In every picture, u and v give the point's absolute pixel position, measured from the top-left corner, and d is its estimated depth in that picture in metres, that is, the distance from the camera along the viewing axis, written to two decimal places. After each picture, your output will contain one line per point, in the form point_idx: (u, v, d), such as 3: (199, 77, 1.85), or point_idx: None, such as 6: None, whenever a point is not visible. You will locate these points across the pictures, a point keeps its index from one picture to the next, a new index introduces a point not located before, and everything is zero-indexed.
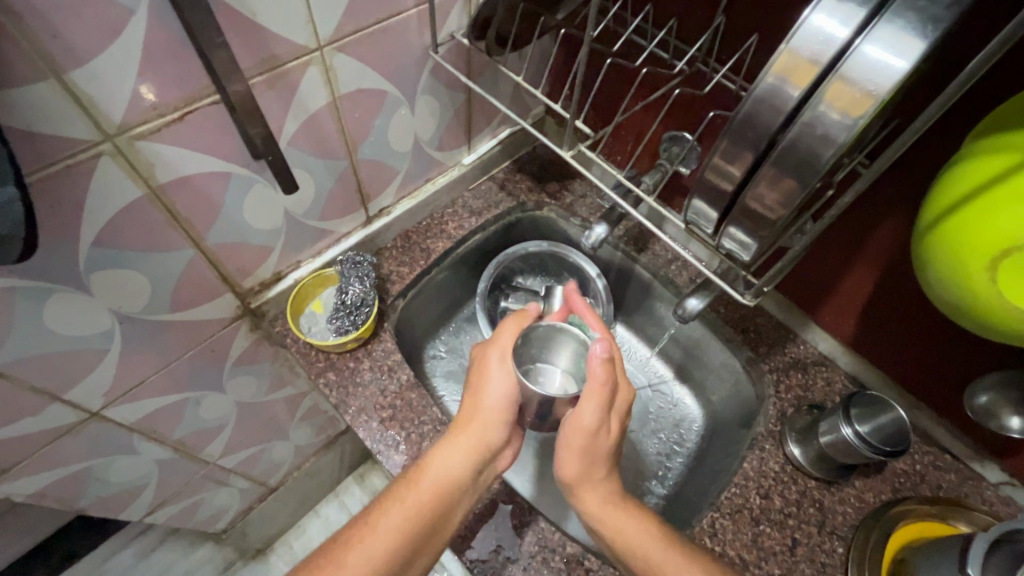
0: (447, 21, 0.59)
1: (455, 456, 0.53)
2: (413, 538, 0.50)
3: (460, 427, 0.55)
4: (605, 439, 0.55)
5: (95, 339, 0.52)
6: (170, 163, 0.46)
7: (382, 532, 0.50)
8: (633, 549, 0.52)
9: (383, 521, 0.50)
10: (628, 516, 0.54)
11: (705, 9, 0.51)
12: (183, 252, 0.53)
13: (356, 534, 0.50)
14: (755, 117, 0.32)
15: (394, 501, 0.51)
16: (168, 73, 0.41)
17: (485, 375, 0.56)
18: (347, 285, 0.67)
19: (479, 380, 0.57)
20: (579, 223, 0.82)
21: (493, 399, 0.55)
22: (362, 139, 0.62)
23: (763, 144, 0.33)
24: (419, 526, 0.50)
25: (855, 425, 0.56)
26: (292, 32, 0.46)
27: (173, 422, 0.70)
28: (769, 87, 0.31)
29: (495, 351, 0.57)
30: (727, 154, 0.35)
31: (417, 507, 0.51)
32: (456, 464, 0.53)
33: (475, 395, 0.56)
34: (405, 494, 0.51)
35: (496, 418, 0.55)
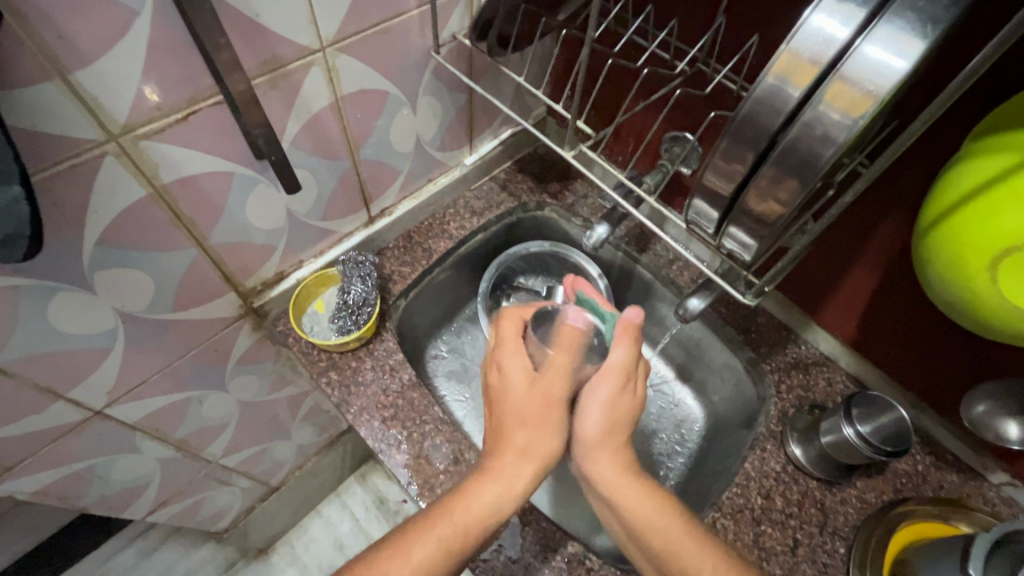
0: (449, 22, 0.59)
1: (499, 491, 0.50)
2: (447, 570, 0.47)
3: (504, 460, 0.52)
4: (630, 397, 0.56)
5: (99, 338, 0.52)
6: (173, 163, 0.46)
7: (417, 566, 0.46)
8: (650, 523, 0.50)
9: (418, 555, 0.47)
10: (644, 492, 0.52)
11: (706, 10, 0.52)
12: (186, 252, 0.53)
13: (384, 561, 0.47)
14: (755, 117, 0.32)
15: (434, 532, 0.48)
16: (172, 74, 0.41)
17: (542, 409, 0.54)
18: (350, 286, 0.68)
19: (535, 413, 0.54)
20: (580, 223, 0.82)
21: (551, 433, 0.54)
22: (363, 140, 0.62)
23: (763, 144, 0.33)
24: (454, 559, 0.48)
25: (856, 425, 0.56)
26: (294, 33, 0.46)
27: (175, 421, 0.70)
28: (770, 87, 0.31)
29: (558, 381, 0.55)
30: (728, 154, 0.35)
31: (455, 540, 0.48)
32: (500, 501, 0.50)
33: (530, 427, 0.53)
34: (440, 525, 0.48)
35: (544, 453, 0.53)
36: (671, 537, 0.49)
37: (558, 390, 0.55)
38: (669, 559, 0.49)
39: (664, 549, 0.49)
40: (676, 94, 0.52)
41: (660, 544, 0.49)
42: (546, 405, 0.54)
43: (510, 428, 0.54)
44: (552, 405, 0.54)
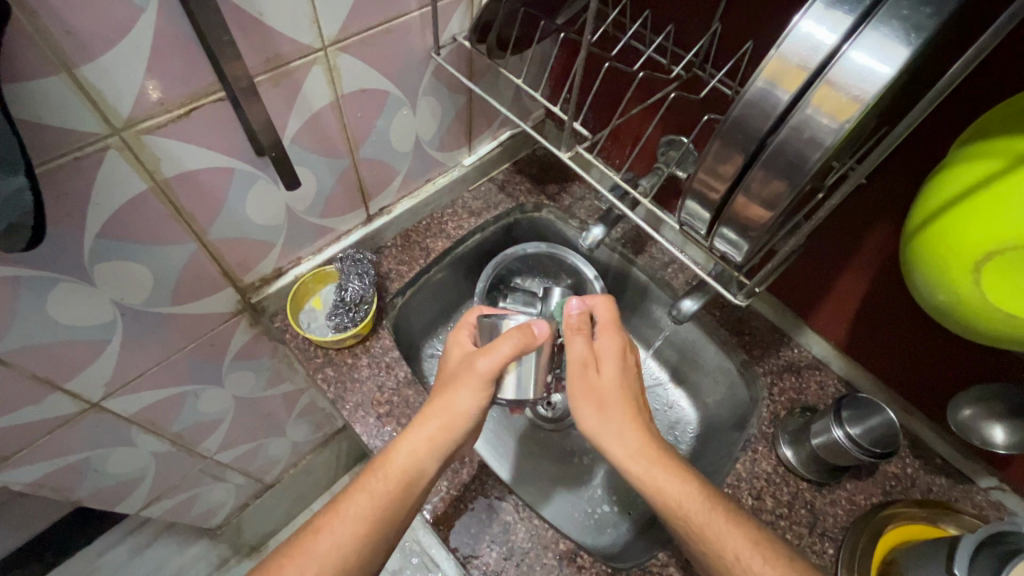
0: (450, 24, 0.60)
1: (420, 446, 0.52)
2: (381, 527, 0.49)
3: (420, 420, 0.53)
4: (627, 373, 0.57)
5: (98, 330, 0.53)
6: (174, 159, 0.47)
7: (353, 522, 0.48)
8: (715, 542, 0.48)
9: (353, 510, 0.49)
10: (670, 474, 0.50)
11: (702, 15, 0.52)
12: (186, 246, 0.54)
13: (321, 523, 0.49)
14: (745, 119, 0.33)
15: (360, 490, 0.50)
16: (175, 71, 0.42)
17: (466, 380, 0.54)
18: (347, 283, 0.68)
19: (458, 380, 0.54)
20: (577, 225, 0.83)
21: (463, 403, 0.53)
22: (363, 139, 0.63)
23: (754, 146, 0.33)
24: (386, 515, 0.49)
25: (846, 427, 0.56)
26: (297, 33, 0.47)
27: (171, 415, 0.70)
28: (758, 93, 0.32)
29: (484, 360, 0.54)
30: (722, 153, 0.35)
31: (385, 493, 0.50)
32: (420, 454, 0.52)
33: (444, 398, 0.53)
34: (371, 483, 0.50)
35: (457, 421, 0.53)
36: (692, 512, 0.49)
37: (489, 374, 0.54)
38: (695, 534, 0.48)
39: (692, 529, 0.48)
40: (671, 97, 0.53)
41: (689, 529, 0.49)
42: (467, 377, 0.54)
43: (433, 395, 0.55)
44: (466, 389, 0.53)
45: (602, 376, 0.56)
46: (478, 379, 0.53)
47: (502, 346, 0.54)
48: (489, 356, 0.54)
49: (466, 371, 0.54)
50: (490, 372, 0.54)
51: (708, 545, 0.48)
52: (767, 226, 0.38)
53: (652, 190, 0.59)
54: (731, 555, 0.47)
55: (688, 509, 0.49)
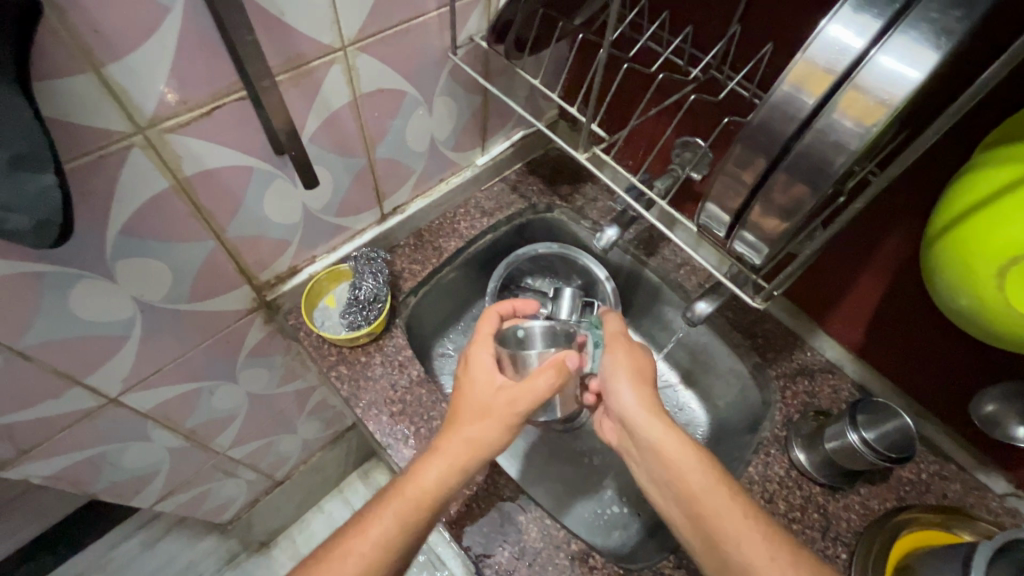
0: (467, 24, 0.60)
1: (443, 471, 0.51)
2: (408, 542, 0.50)
3: (447, 447, 0.52)
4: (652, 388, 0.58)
5: (118, 325, 0.53)
6: (195, 157, 0.47)
7: (381, 541, 0.49)
8: (720, 523, 0.48)
9: (382, 532, 0.50)
10: (680, 453, 0.52)
11: (722, 17, 0.52)
12: (204, 243, 0.54)
13: (345, 542, 0.50)
14: (769, 123, 0.33)
15: (383, 512, 0.50)
16: (198, 70, 0.42)
17: (501, 415, 0.53)
18: (361, 281, 0.69)
19: (490, 413, 0.53)
20: (589, 225, 0.83)
21: (491, 434, 0.52)
22: (379, 138, 0.63)
23: (777, 149, 0.33)
24: (412, 530, 0.50)
25: (861, 430, 0.56)
26: (317, 33, 0.48)
27: (186, 411, 0.71)
28: (782, 97, 0.32)
29: (523, 403, 0.53)
30: (746, 157, 0.35)
31: (411, 514, 0.50)
32: (448, 478, 0.51)
33: (471, 428, 0.52)
34: (397, 504, 0.51)
35: (485, 450, 0.52)
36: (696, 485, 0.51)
37: (522, 406, 0.53)
38: (697, 506, 0.50)
39: (692, 495, 0.50)
40: (690, 99, 0.53)
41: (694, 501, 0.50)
42: (502, 413, 0.53)
43: (455, 421, 0.53)
44: (501, 425, 0.52)
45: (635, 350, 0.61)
46: (515, 417, 0.53)
47: (538, 382, 0.54)
48: (530, 397, 0.53)
49: (500, 406, 0.53)
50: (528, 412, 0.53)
51: (711, 521, 0.49)
52: (788, 230, 0.38)
53: (667, 192, 0.59)
54: (733, 519, 0.48)
55: (690, 478, 0.51)
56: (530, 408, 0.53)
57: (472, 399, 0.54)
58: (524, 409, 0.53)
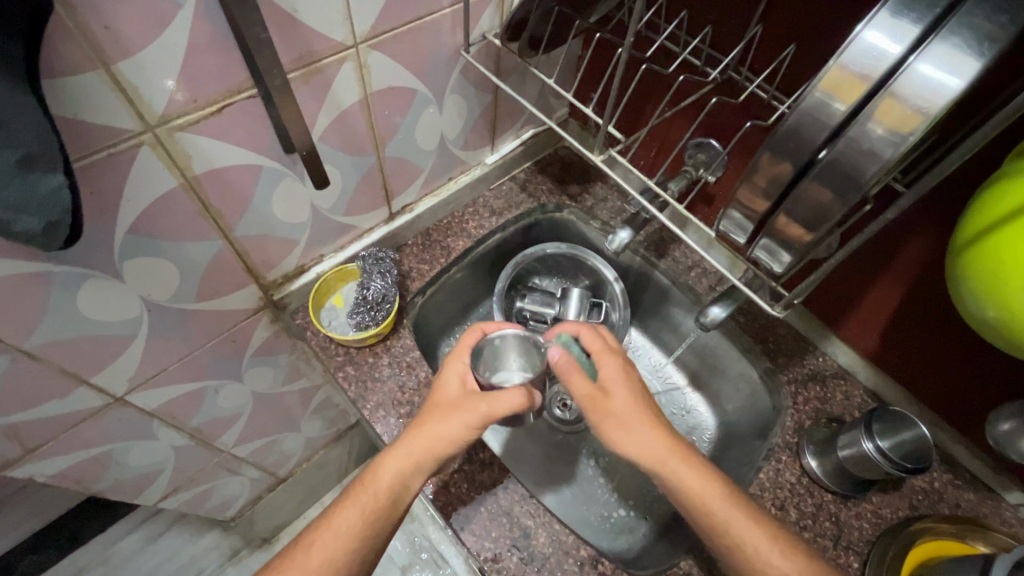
0: (480, 21, 0.59)
1: (404, 463, 0.53)
2: (370, 536, 0.51)
3: (409, 441, 0.54)
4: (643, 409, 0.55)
5: (125, 325, 0.53)
6: (206, 156, 0.46)
7: (342, 532, 0.50)
8: (737, 540, 0.49)
9: (342, 523, 0.51)
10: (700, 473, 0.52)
11: (742, 16, 0.51)
12: (212, 242, 0.54)
13: (315, 533, 0.51)
14: (799, 130, 0.32)
15: (351, 503, 0.52)
16: (210, 68, 0.41)
17: (463, 414, 0.54)
18: (370, 281, 0.69)
19: (452, 410, 0.55)
20: (599, 226, 0.81)
21: (447, 430, 0.54)
22: (389, 136, 0.62)
23: (805, 158, 0.32)
24: (375, 526, 0.51)
25: (876, 440, 0.55)
26: (330, 30, 0.46)
27: (191, 409, 0.70)
28: (812, 104, 0.31)
29: (482, 408, 0.54)
30: (772, 164, 0.34)
31: (373, 507, 0.52)
32: (407, 471, 0.52)
33: (430, 424, 0.54)
34: (361, 495, 0.52)
35: (444, 448, 0.54)
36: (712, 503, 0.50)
37: (478, 409, 0.54)
38: (725, 534, 0.49)
39: (720, 524, 0.50)
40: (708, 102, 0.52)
41: (716, 518, 0.50)
42: (465, 412, 0.54)
43: (421, 418, 0.55)
44: (461, 423, 0.54)
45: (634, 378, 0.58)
46: (478, 417, 0.54)
47: (505, 397, 0.55)
48: (496, 403, 0.55)
49: (462, 408, 0.55)
50: (490, 416, 0.55)
51: (732, 542, 0.49)
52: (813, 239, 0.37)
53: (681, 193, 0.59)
54: (760, 545, 0.49)
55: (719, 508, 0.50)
56: (487, 411, 0.54)
57: (436, 398, 0.57)
58: (479, 412, 0.54)
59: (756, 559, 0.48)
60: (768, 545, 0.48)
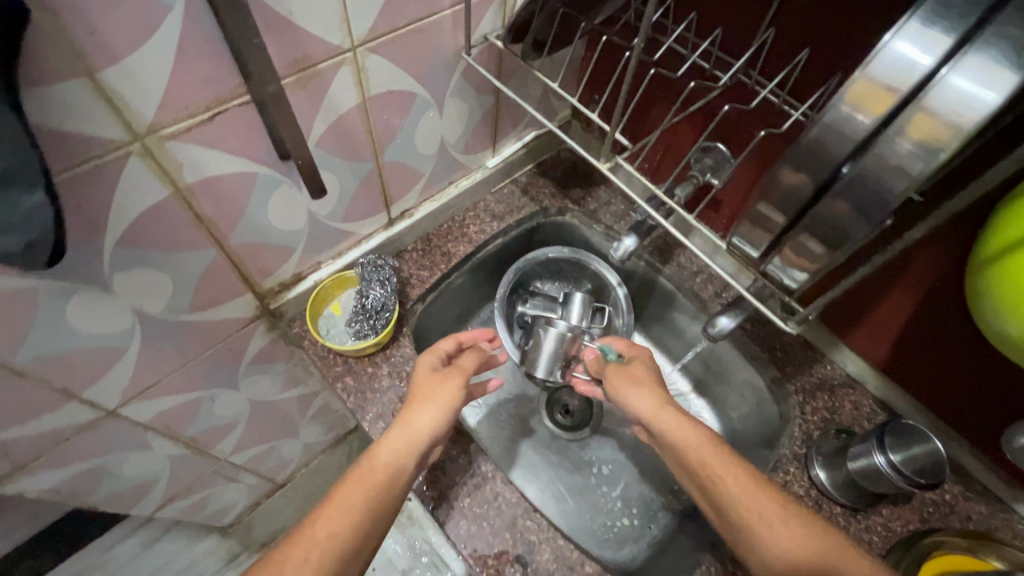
0: (482, 23, 0.57)
1: (400, 442, 0.56)
2: (375, 512, 0.51)
3: (403, 421, 0.58)
4: (645, 374, 0.63)
5: (116, 338, 0.51)
6: (197, 164, 0.45)
7: (345, 511, 0.50)
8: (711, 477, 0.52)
9: (344, 502, 0.50)
10: (677, 418, 0.57)
11: (754, 19, 0.49)
12: (206, 252, 0.52)
13: (317, 515, 0.50)
14: (822, 143, 0.30)
15: (352, 482, 0.52)
16: (201, 74, 0.40)
17: (447, 386, 0.61)
18: (369, 289, 0.67)
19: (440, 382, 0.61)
20: (602, 230, 0.81)
21: (434, 408, 0.59)
22: (388, 141, 0.60)
23: (828, 173, 0.31)
24: (377, 501, 0.52)
25: (888, 453, 0.54)
26: (327, 33, 0.45)
27: (187, 419, 0.69)
28: (837, 116, 0.29)
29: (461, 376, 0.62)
30: (792, 178, 0.33)
31: (373, 485, 0.52)
32: (403, 447, 0.56)
33: (420, 401, 0.59)
34: (362, 475, 0.53)
35: (437, 421, 0.59)
36: (688, 446, 0.54)
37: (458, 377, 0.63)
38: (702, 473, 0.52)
39: (697, 464, 0.53)
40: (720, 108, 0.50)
41: (695, 460, 0.53)
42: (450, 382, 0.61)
43: (411, 402, 0.60)
44: (449, 392, 0.60)
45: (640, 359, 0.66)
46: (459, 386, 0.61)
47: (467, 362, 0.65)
48: (468, 362, 0.65)
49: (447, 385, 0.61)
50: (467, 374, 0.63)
51: (707, 480, 0.52)
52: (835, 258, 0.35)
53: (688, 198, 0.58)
54: (730, 481, 0.51)
55: (690, 447, 0.54)
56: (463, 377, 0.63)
57: (416, 382, 0.63)
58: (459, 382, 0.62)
59: (722, 491, 0.51)
60: (757, 494, 0.50)
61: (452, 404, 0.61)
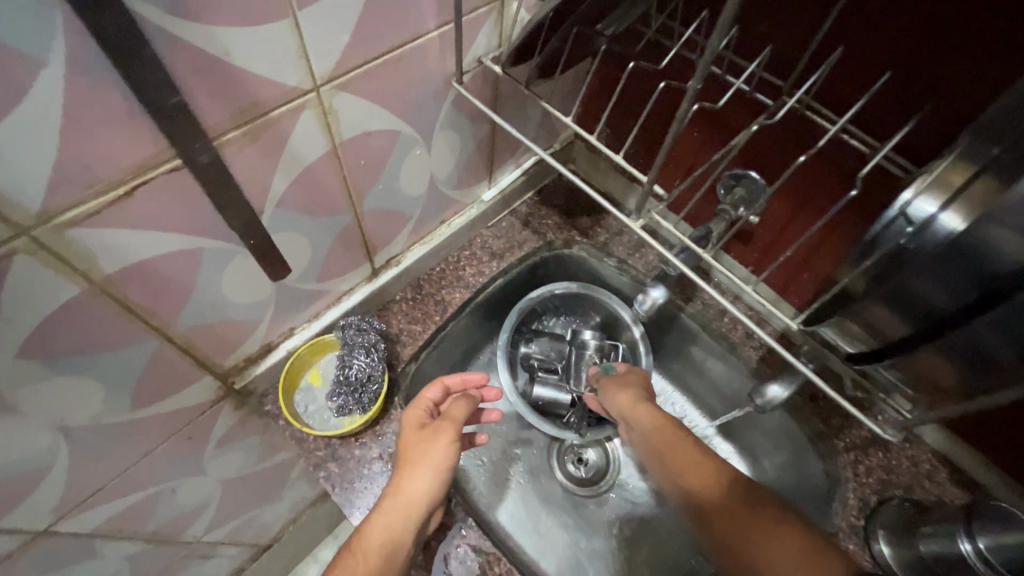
0: (474, 44, 0.47)
1: (390, 516, 0.48)
2: None
3: (393, 491, 0.49)
4: (634, 378, 0.62)
5: (35, 458, 0.41)
6: (117, 251, 0.34)
7: None
8: (668, 453, 0.55)
9: None
10: (640, 406, 0.58)
11: (814, 35, 0.41)
12: (146, 346, 0.42)
13: None
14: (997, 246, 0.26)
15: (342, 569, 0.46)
16: (106, 144, 0.29)
17: (438, 446, 0.50)
18: (351, 359, 0.57)
19: (431, 438, 0.51)
20: (615, 264, 0.69)
21: (423, 475, 0.49)
22: (367, 189, 0.50)
23: (989, 288, 0.27)
24: None
25: (977, 540, 0.46)
26: (279, 73, 0.35)
27: (144, 516, 0.59)
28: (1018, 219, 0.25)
29: (449, 429, 0.52)
30: (934, 289, 0.29)
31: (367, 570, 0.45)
32: (396, 522, 0.48)
33: (408, 467, 0.50)
34: (353, 561, 0.46)
35: (432, 488, 0.49)
36: (652, 427, 0.57)
37: (447, 429, 0.52)
38: (665, 453, 0.55)
39: (660, 445, 0.56)
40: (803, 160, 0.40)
41: (660, 441, 0.56)
42: (441, 438, 0.51)
43: (399, 468, 0.50)
44: (440, 452, 0.50)
45: (631, 368, 0.64)
46: (450, 442, 0.51)
47: (455, 412, 0.53)
48: (458, 411, 0.53)
49: (435, 446, 0.50)
50: (457, 423, 0.52)
51: (668, 458, 0.54)
52: (971, 391, 0.32)
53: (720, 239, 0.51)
54: (684, 457, 0.54)
55: (648, 425, 0.57)
56: (452, 426, 0.52)
57: (402, 443, 0.52)
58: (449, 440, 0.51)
59: (673, 465, 0.54)
60: (702, 470, 0.52)
61: (446, 472, 0.50)
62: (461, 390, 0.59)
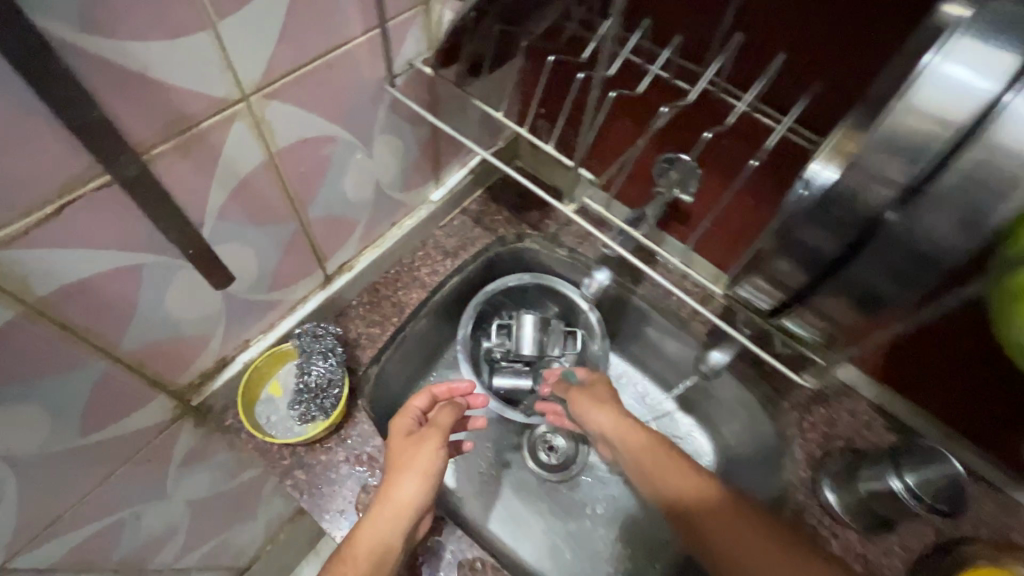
0: (404, 47, 0.48)
1: (379, 522, 0.48)
2: None
3: (382, 498, 0.49)
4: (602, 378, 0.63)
5: None
6: (52, 271, 0.34)
7: None
8: (640, 451, 0.55)
9: None
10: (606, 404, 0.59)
11: (717, 22, 0.44)
12: (93, 367, 0.41)
13: None
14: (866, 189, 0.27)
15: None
16: (30, 162, 0.30)
17: (426, 453, 0.51)
18: (309, 365, 0.58)
19: (418, 445, 0.52)
20: (566, 253, 0.72)
21: (412, 481, 0.50)
22: (310, 197, 0.51)
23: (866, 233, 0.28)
24: None
25: (905, 478, 0.51)
26: (206, 86, 0.35)
27: (108, 546, 0.57)
28: (881, 163, 0.26)
29: (436, 436, 0.53)
30: (816, 238, 0.29)
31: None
32: (385, 529, 0.48)
33: (395, 474, 0.50)
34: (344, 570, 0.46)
35: (421, 492, 0.50)
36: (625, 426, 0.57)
37: (436, 439, 0.53)
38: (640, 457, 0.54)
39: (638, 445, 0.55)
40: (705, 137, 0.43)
41: (636, 440, 0.56)
42: (429, 444, 0.52)
43: (388, 476, 0.51)
44: (428, 458, 0.51)
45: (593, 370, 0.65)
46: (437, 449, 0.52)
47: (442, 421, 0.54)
48: (444, 420, 0.54)
49: (423, 453, 0.51)
50: (444, 431, 0.53)
51: (639, 459, 0.54)
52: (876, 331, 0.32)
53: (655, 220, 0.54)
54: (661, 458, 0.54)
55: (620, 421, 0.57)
56: (440, 435, 0.53)
57: (389, 452, 0.53)
58: (437, 446, 0.52)
59: (646, 459, 0.54)
60: (678, 465, 0.53)
61: (433, 480, 0.51)
62: (448, 398, 0.59)
